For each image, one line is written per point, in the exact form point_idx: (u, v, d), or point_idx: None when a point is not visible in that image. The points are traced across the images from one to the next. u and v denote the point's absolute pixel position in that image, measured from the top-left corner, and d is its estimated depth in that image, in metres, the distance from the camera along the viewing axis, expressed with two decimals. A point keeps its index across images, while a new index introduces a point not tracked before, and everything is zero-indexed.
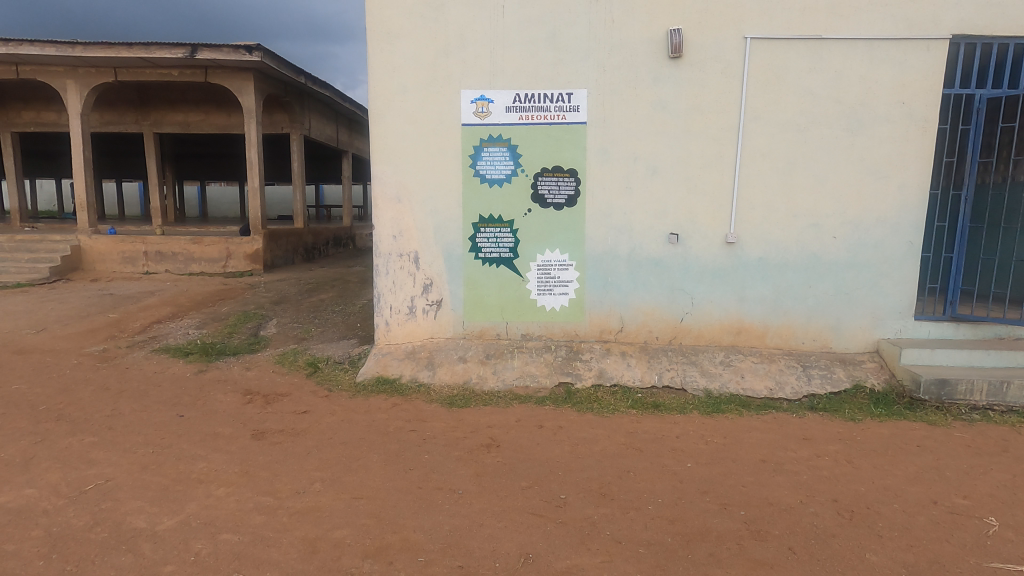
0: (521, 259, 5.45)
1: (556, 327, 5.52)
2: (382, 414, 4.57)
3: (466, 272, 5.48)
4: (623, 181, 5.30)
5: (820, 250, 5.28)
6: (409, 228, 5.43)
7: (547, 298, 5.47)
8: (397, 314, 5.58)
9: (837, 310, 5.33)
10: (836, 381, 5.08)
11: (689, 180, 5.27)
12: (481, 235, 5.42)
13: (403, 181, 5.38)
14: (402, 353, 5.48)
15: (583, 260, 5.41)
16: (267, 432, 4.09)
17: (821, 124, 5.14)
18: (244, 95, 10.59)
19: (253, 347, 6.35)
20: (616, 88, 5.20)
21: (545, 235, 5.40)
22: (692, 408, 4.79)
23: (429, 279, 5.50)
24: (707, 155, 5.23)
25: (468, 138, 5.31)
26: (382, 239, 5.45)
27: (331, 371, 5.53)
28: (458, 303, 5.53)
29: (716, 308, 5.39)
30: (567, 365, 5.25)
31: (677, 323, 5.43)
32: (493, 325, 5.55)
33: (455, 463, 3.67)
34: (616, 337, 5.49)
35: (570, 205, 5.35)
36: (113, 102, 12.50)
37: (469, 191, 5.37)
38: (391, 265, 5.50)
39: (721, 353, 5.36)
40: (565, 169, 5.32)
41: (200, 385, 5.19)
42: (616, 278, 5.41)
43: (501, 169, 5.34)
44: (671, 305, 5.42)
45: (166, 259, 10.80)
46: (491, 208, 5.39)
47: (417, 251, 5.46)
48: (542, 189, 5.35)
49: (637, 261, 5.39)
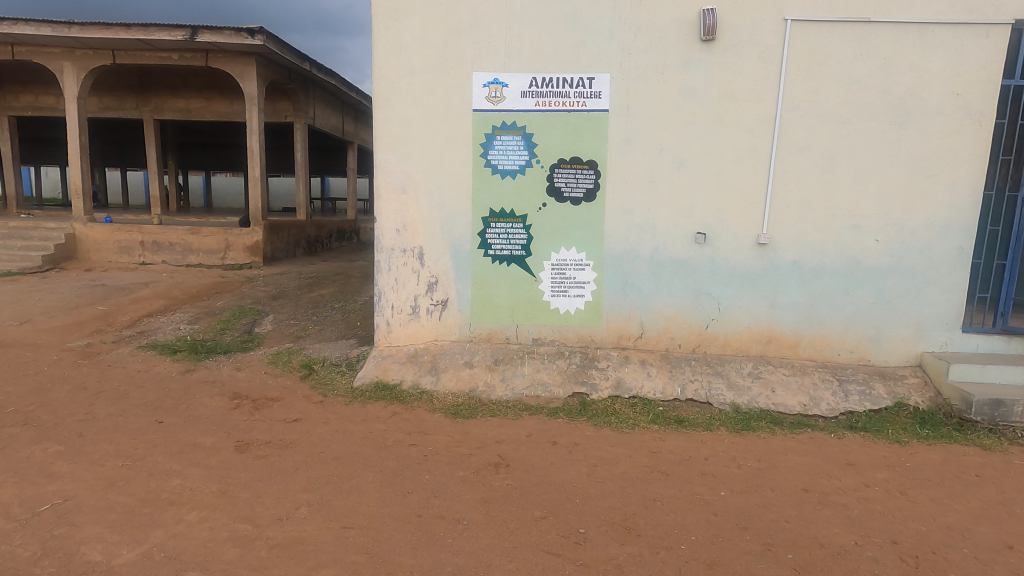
0: (534, 258, 5.04)
1: (571, 332, 5.10)
2: (380, 424, 4.17)
3: (475, 270, 5.07)
4: (646, 174, 4.87)
5: (860, 253, 4.84)
6: (414, 221, 5.04)
7: (562, 300, 5.06)
8: (399, 315, 5.18)
9: (877, 319, 4.90)
10: (876, 399, 4.67)
11: (719, 175, 4.84)
12: (492, 231, 5.01)
13: (409, 170, 4.98)
14: (403, 356, 5.08)
15: (602, 260, 4.99)
16: (251, 444, 3.70)
17: (865, 116, 4.70)
18: (246, 81, 10.18)
19: (245, 345, 5.97)
20: (641, 73, 4.77)
21: (561, 232, 4.98)
22: (719, 425, 4.37)
23: (434, 277, 5.10)
24: (739, 148, 4.79)
25: (479, 125, 4.90)
26: (385, 234, 5.07)
27: (326, 374, 5.13)
28: (465, 303, 5.12)
29: (745, 315, 4.97)
30: (582, 373, 4.85)
31: (702, 330, 5.01)
32: (502, 329, 5.14)
33: (460, 485, 3.27)
34: (636, 343, 5.07)
35: (589, 199, 4.93)
36: (112, 87, 12.12)
37: (480, 183, 4.97)
38: (393, 261, 5.11)
39: (750, 364, 4.93)
40: (584, 161, 4.89)
41: (186, 386, 4.82)
42: (637, 279, 4.99)
43: (514, 159, 4.92)
44: (697, 311, 4.99)
45: (163, 249, 10.45)
46: (502, 201, 4.98)
47: (421, 247, 5.07)
48: (559, 182, 4.92)
49: (660, 262, 4.96)
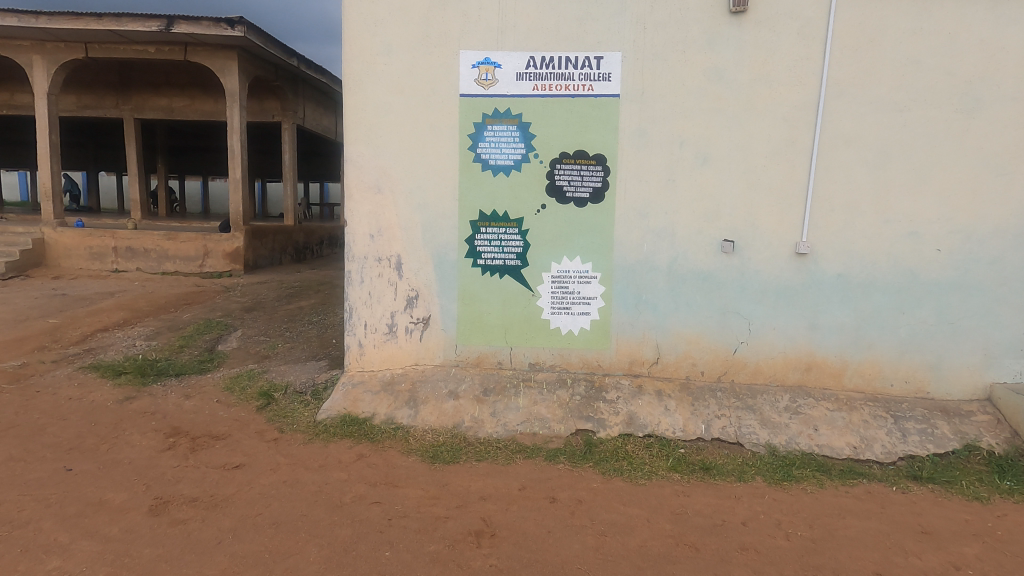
0: (532, 269, 4.29)
1: (573, 356, 4.34)
2: (341, 472, 3.42)
3: (462, 283, 4.33)
4: (664, 172, 4.13)
5: (918, 266, 4.07)
6: (391, 225, 4.31)
7: (564, 318, 4.31)
8: (374, 334, 4.43)
9: (938, 344, 4.13)
10: (940, 440, 3.89)
11: (750, 172, 4.08)
12: (482, 237, 4.28)
13: (386, 166, 4.26)
14: (377, 384, 4.33)
15: (611, 272, 4.24)
16: (170, 503, 2.95)
17: (925, 102, 3.95)
18: (227, 76, 9.51)
19: (202, 367, 5.22)
20: (658, 51, 4.04)
21: (562, 239, 4.24)
22: (755, 473, 3.60)
23: (413, 291, 4.36)
24: (774, 141, 4.05)
25: (467, 113, 4.18)
26: (357, 239, 4.34)
27: (287, 404, 4.37)
28: (450, 322, 4.38)
29: (780, 338, 4.21)
30: (586, 407, 4.10)
31: (729, 355, 4.25)
32: (493, 351, 4.38)
33: (429, 569, 2.51)
34: (651, 371, 4.30)
35: (596, 200, 4.18)
36: (91, 85, 11.46)
37: (467, 181, 4.24)
38: (367, 271, 4.37)
39: (785, 395, 4.17)
40: (590, 155, 4.15)
41: (118, 419, 4.07)
42: (652, 295, 4.24)
43: (508, 153, 4.19)
44: (723, 333, 4.24)
45: (137, 256, 9.76)
46: (494, 203, 4.25)
47: (399, 255, 4.33)
48: (561, 180, 4.18)
49: (679, 275, 4.20)
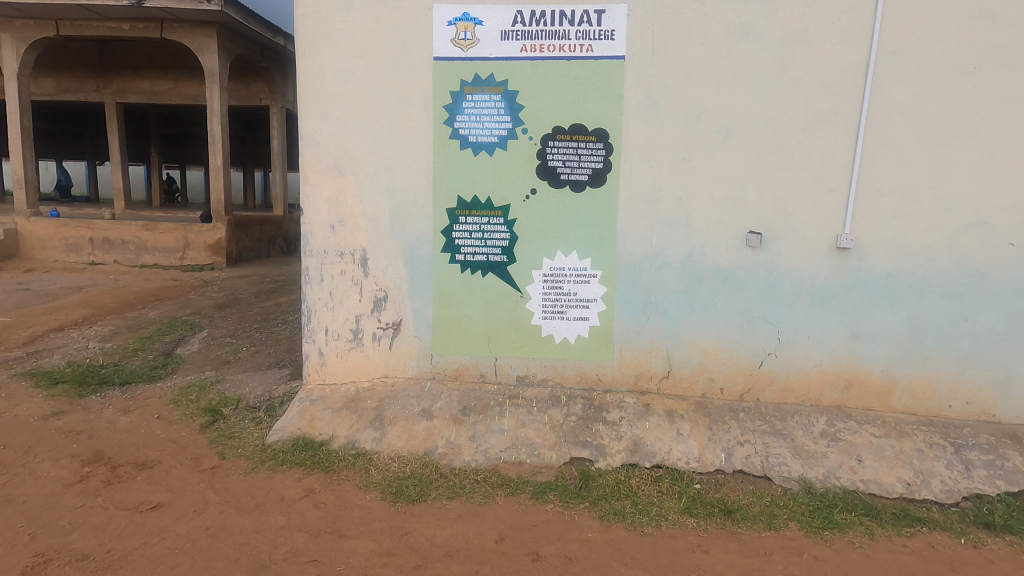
0: (520, 265, 3.63)
1: (569, 369, 3.69)
2: (281, 516, 2.82)
3: (438, 282, 3.69)
4: (678, 150, 3.43)
5: (986, 264, 3.36)
6: (354, 214, 3.67)
7: (558, 324, 3.66)
8: (336, 341, 3.80)
9: (1007, 357, 3.43)
10: (1013, 476, 3.19)
11: (782, 151, 3.38)
12: (461, 228, 3.62)
13: (348, 144, 3.61)
14: (339, 400, 3.71)
15: (614, 269, 3.57)
16: (51, 563, 2.39)
17: (1001, 63, 3.21)
18: (206, 55, 8.88)
19: (152, 375, 4.63)
20: (671, 3, 3.34)
21: (555, 230, 3.57)
22: (788, 519, 2.94)
23: (381, 291, 3.72)
24: (812, 112, 3.34)
25: (443, 80, 3.51)
26: (315, 231, 3.70)
27: (236, 423, 3.76)
28: (424, 328, 3.74)
29: (816, 349, 3.53)
30: (583, 430, 3.45)
31: (754, 369, 3.58)
32: (475, 362, 3.74)
33: None
34: (660, 387, 3.64)
35: (596, 184, 3.50)
36: (71, 67, 10.89)
37: (443, 161, 3.58)
38: (327, 268, 3.74)
39: (821, 418, 3.50)
40: (589, 130, 3.47)
41: (35, 441, 3.49)
42: (663, 298, 3.56)
43: (491, 128, 3.52)
44: (746, 344, 3.56)
45: (114, 248, 9.21)
46: (475, 188, 3.59)
47: (364, 249, 3.69)
48: (554, 160, 3.51)
49: (695, 274, 3.52)
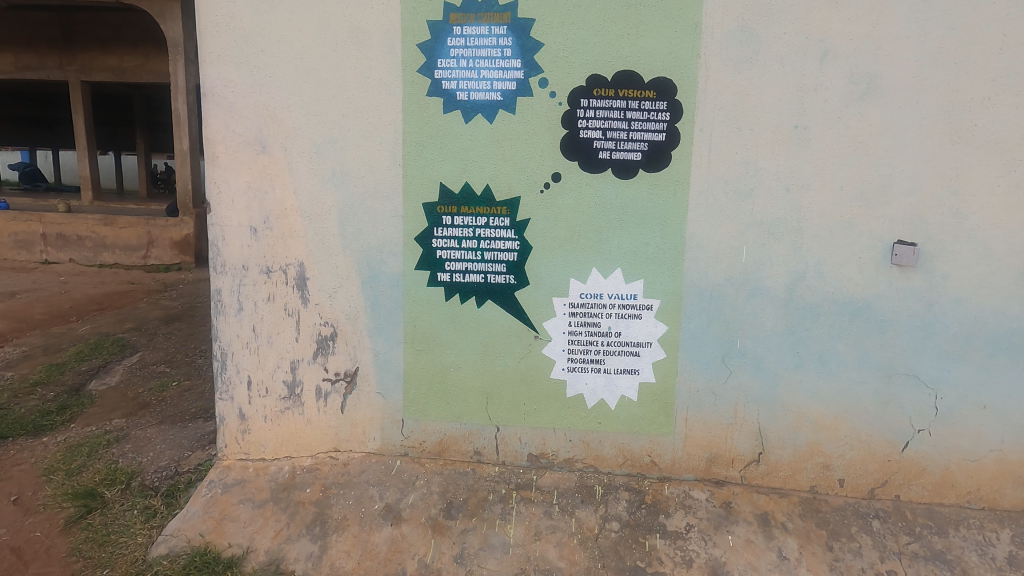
0: (534, 291, 2.38)
1: (607, 445, 2.47)
2: None
3: (411, 315, 2.46)
4: (788, 112, 2.17)
5: None
6: (286, 211, 2.44)
7: (591, 379, 2.42)
8: (263, 398, 2.59)
9: None
10: None
11: (959, 112, 2.10)
12: (445, 234, 2.39)
13: (274, 104, 2.38)
14: (265, 489, 2.51)
15: (680, 299, 2.32)
16: None
17: None
18: (169, 22, 7.68)
19: (39, 424, 3.45)
20: None
21: (589, 238, 2.32)
22: None
23: (327, 326, 2.50)
24: (1011, 48, 2.05)
25: (418, 5, 2.27)
26: (229, 237, 2.48)
27: (117, 516, 2.58)
28: (391, 381, 2.52)
29: (993, 425, 2.27)
30: (631, 549, 2.21)
31: (892, 454, 2.33)
32: (467, 432, 2.53)
33: None
34: (745, 476, 2.42)
35: (652, 166, 2.25)
36: (31, 41, 9.71)
37: (418, 131, 2.34)
38: (248, 292, 2.51)
39: (1002, 533, 2.24)
40: (643, 82, 2.21)
41: None
42: (755, 342, 2.31)
43: (492, 78, 2.27)
44: (885, 416, 2.30)
45: (69, 245, 8.09)
46: (467, 172, 2.35)
47: (302, 263, 2.47)
48: (587, 129, 2.25)
49: (808, 307, 2.27)
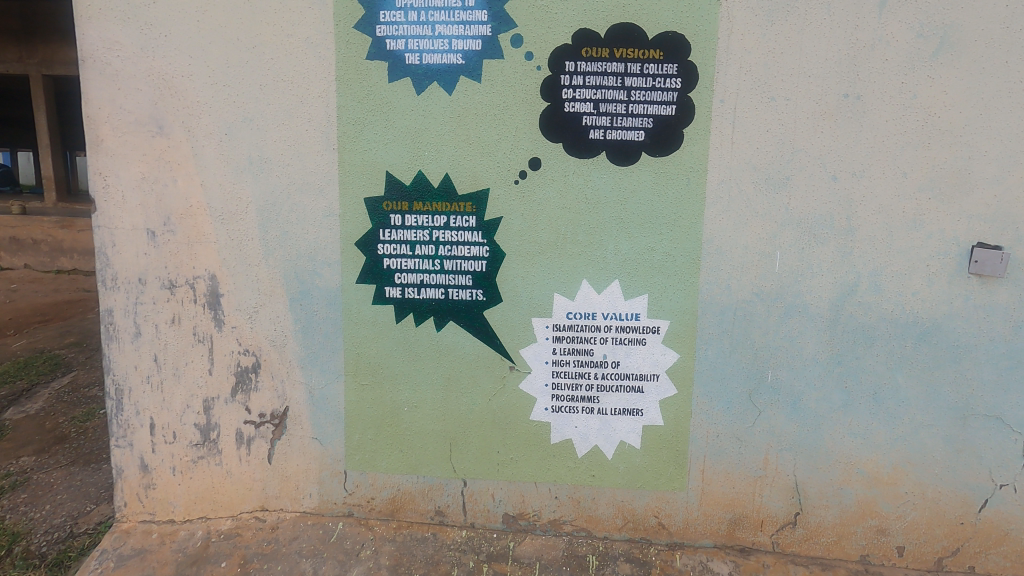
0: (507, 309, 1.87)
1: (602, 504, 1.95)
2: None
3: (353, 340, 1.94)
4: (836, 76, 1.66)
5: None
6: (192, 210, 1.92)
7: (581, 421, 1.91)
8: (170, 444, 2.06)
9: None
10: None
11: None
12: (394, 237, 1.87)
13: (172, 72, 1.85)
14: (168, 562, 1.97)
15: (694, 320, 1.81)
16: None
17: None
18: None
19: None
20: None
21: (578, 242, 1.80)
22: None
23: (249, 355, 1.98)
24: None
25: None
26: (120, 243, 1.94)
27: None
28: (330, 423, 2.00)
29: None
30: None
31: (966, 515, 1.83)
32: (426, 486, 2.01)
33: None
34: (777, 543, 1.91)
35: (658, 148, 1.73)
36: None
37: (356, 106, 1.81)
38: (147, 312, 1.98)
39: None
40: (647, 39, 1.70)
41: None
42: (791, 374, 1.80)
43: (450, 36, 1.75)
44: (956, 467, 1.80)
45: (25, 250, 7.52)
46: (421, 157, 1.82)
47: (214, 276, 1.94)
48: (575, 100, 1.74)
49: (860, 330, 1.76)
